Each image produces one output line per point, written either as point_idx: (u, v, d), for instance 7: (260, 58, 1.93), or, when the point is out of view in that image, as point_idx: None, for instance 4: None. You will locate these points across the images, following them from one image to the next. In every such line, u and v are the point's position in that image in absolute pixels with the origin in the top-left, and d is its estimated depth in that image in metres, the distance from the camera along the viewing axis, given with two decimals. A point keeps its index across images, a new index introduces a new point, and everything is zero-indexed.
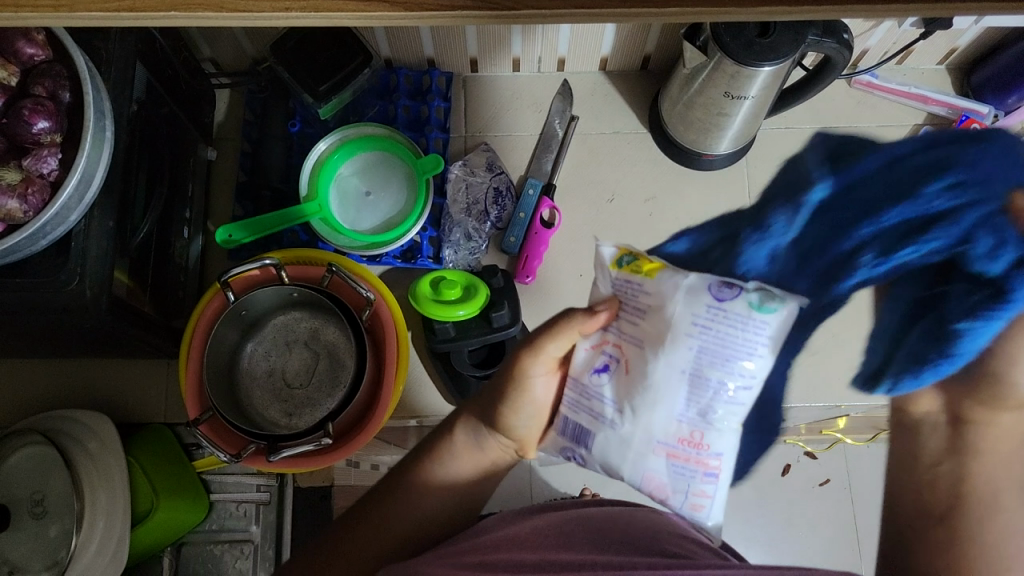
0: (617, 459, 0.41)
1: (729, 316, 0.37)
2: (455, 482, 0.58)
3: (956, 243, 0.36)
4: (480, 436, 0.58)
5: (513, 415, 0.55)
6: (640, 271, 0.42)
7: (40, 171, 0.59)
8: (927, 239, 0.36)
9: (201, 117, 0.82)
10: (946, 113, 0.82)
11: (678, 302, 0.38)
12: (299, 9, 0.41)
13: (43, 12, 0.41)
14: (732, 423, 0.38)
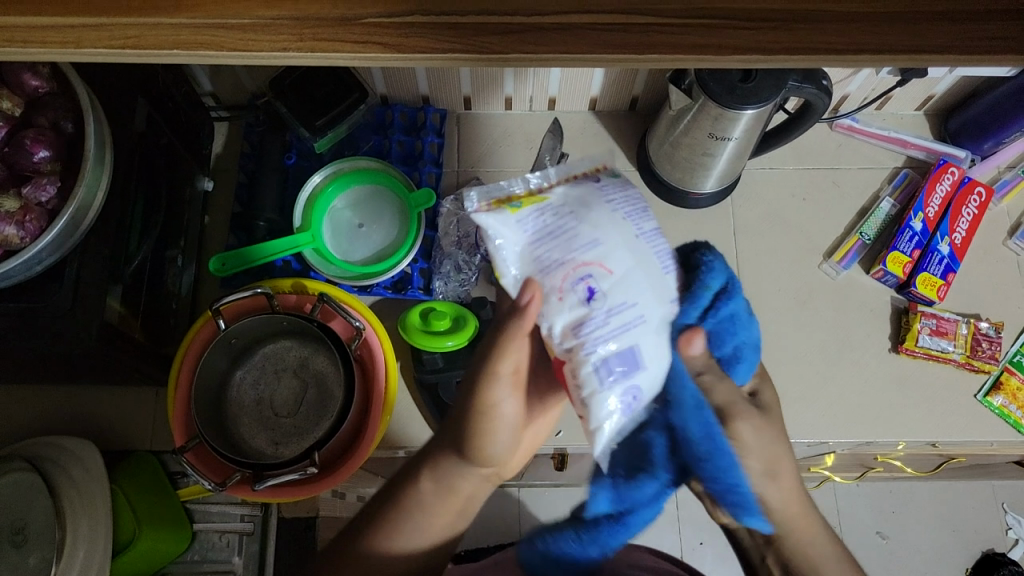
0: (648, 354, 0.44)
1: (569, 209, 0.47)
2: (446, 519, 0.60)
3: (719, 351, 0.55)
4: (447, 479, 0.59)
5: (485, 444, 0.56)
6: (530, 202, 0.49)
7: (39, 199, 0.60)
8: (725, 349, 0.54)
9: (199, 149, 0.84)
10: (925, 156, 0.86)
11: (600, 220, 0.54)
12: (297, 49, 0.44)
13: (50, 47, 0.44)
14: (639, 316, 0.44)
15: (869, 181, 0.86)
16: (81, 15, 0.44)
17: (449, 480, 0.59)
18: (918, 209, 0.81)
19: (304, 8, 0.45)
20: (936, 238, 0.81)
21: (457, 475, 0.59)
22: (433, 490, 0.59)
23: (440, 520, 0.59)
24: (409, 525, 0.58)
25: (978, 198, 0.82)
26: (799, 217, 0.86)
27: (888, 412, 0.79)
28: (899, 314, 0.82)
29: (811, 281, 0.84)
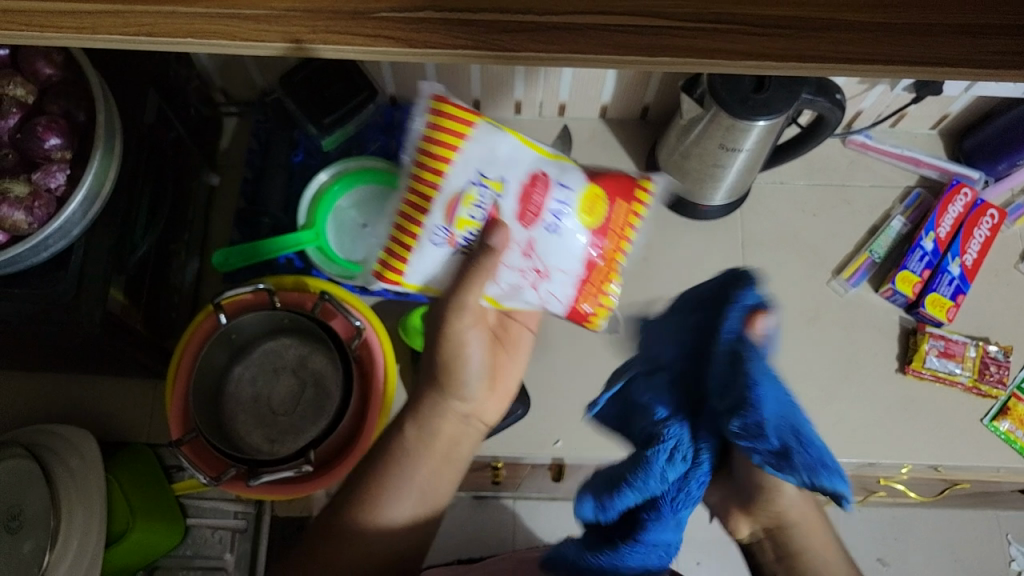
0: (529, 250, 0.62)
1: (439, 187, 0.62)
2: (439, 470, 0.66)
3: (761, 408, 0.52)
4: (427, 427, 0.65)
5: (461, 373, 0.63)
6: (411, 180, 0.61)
7: (48, 185, 0.60)
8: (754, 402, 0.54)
9: (208, 143, 0.83)
10: (938, 176, 0.84)
11: (432, 262, 0.62)
12: (308, 42, 0.44)
13: (66, 33, 0.44)
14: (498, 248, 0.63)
15: (880, 200, 0.85)
16: (98, 2, 0.44)
17: (427, 423, 0.65)
18: (929, 228, 0.80)
19: (317, 1, 0.45)
20: (946, 259, 0.80)
21: (438, 418, 0.65)
22: (416, 437, 0.65)
23: (438, 474, 0.66)
24: (395, 490, 0.63)
25: (990, 220, 0.81)
26: (807, 233, 0.85)
27: (893, 434, 0.78)
28: (907, 335, 0.81)
29: (818, 297, 0.83)
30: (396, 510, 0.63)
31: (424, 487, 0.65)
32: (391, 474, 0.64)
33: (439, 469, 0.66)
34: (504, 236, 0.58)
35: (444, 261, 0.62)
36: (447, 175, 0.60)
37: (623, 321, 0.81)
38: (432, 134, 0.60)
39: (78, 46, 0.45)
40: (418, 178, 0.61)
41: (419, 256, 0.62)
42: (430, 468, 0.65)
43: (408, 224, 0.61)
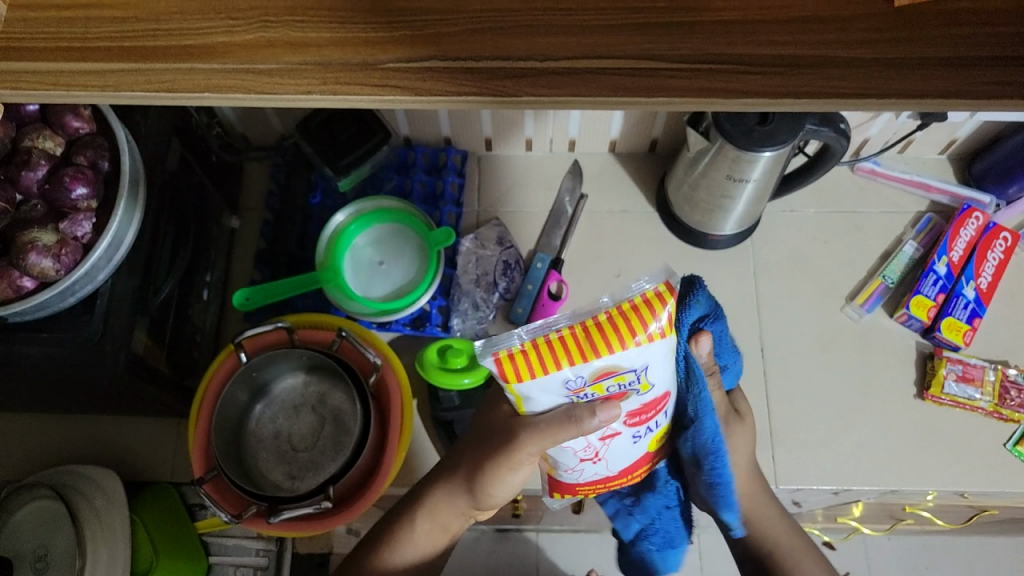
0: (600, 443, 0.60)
1: (563, 318, 0.52)
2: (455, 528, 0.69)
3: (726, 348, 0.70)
4: (437, 522, 0.67)
5: (494, 486, 0.62)
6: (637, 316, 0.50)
7: (75, 233, 0.62)
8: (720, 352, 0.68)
9: (229, 188, 0.86)
10: (949, 201, 0.84)
11: (543, 399, 0.53)
12: (320, 92, 0.46)
13: (92, 91, 0.47)
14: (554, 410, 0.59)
15: (891, 225, 0.85)
16: (122, 61, 0.47)
17: (441, 518, 0.67)
18: (942, 253, 0.80)
19: (328, 54, 0.47)
20: (960, 283, 0.80)
21: (451, 518, 0.67)
22: (425, 529, 0.67)
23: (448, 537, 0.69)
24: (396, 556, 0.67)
25: (1003, 243, 0.81)
26: (819, 260, 0.85)
27: (914, 461, 0.78)
28: (924, 359, 0.80)
29: (833, 323, 0.83)
30: (409, 550, 0.68)
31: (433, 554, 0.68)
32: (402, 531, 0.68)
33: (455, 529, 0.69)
34: (610, 417, 0.52)
35: (554, 406, 0.54)
36: (617, 351, 0.50)
37: None
38: (625, 307, 0.50)
39: (104, 103, 0.47)
40: (602, 322, 0.50)
41: (530, 385, 0.51)
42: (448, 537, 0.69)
43: (557, 342, 0.50)
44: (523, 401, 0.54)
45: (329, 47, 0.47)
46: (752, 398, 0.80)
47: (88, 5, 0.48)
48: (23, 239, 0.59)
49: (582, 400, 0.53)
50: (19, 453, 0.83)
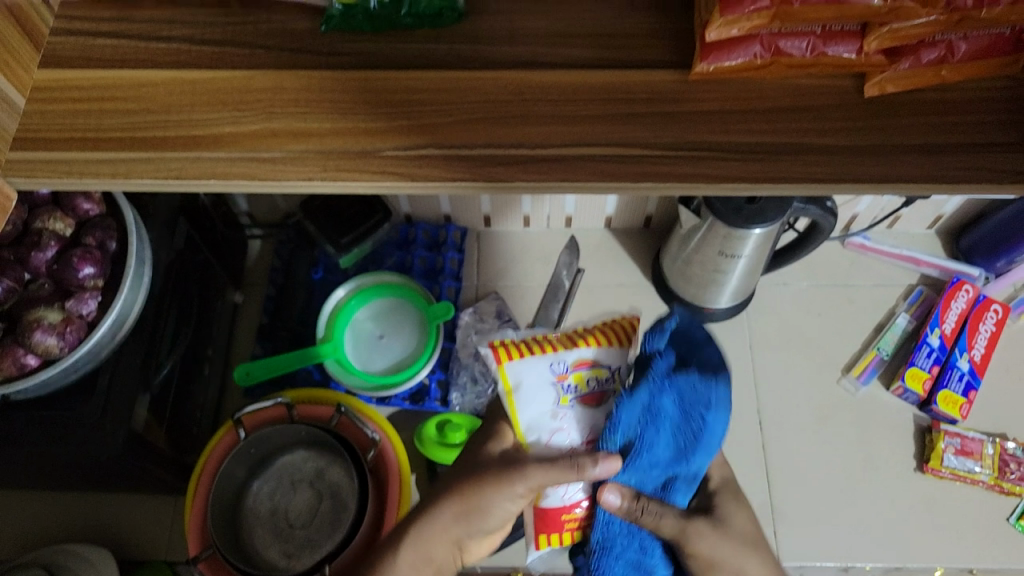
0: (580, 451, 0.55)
1: None
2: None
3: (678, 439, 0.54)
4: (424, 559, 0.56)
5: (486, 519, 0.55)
6: (623, 325, 0.58)
7: (80, 311, 0.63)
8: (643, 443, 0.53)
9: (233, 265, 0.88)
10: (939, 274, 0.85)
11: (533, 393, 0.54)
12: (321, 179, 0.48)
13: (103, 178, 0.49)
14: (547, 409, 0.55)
15: (884, 298, 0.86)
16: (134, 150, 0.49)
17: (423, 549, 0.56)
18: (934, 324, 0.81)
19: (329, 142, 0.49)
20: (955, 355, 0.80)
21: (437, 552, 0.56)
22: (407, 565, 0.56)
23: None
24: None
25: (995, 315, 0.82)
26: (814, 332, 0.86)
27: (917, 536, 0.77)
28: (923, 432, 0.80)
29: (830, 396, 0.83)
30: None
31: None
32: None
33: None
34: (610, 471, 0.51)
35: (545, 416, 0.54)
36: (596, 348, 0.56)
37: None
38: (603, 329, 0.58)
39: (114, 189, 0.50)
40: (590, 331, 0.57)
41: (522, 368, 0.55)
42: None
43: (546, 342, 0.56)
44: (512, 397, 0.55)
45: (330, 136, 0.49)
46: (751, 471, 0.80)
47: (103, 98, 0.51)
48: (30, 317, 0.61)
49: (568, 396, 0.55)
50: (15, 530, 0.83)
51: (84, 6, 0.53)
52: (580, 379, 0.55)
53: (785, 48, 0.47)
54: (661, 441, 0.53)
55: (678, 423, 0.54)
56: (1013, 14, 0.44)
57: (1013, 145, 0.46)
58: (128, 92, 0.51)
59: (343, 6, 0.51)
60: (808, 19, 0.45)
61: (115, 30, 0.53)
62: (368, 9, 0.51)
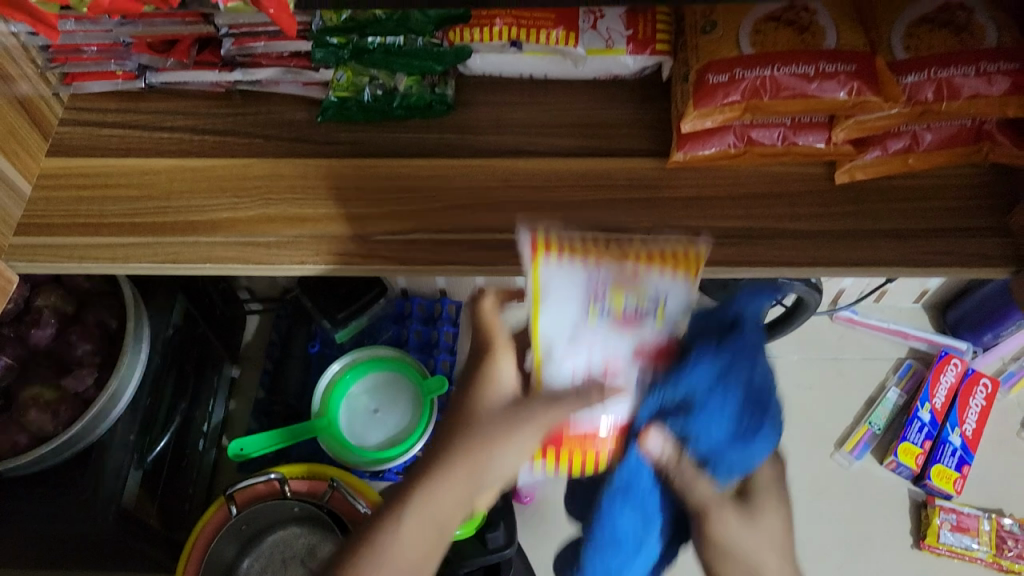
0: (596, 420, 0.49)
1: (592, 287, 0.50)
2: (422, 559, 0.44)
3: (746, 400, 0.47)
4: None
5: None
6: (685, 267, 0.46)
7: (76, 388, 0.65)
8: (712, 388, 0.47)
9: (231, 339, 0.89)
10: (927, 347, 0.86)
11: (563, 312, 0.47)
12: (313, 262, 0.51)
13: (103, 261, 0.51)
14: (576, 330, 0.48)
15: (874, 371, 0.87)
16: (133, 235, 0.52)
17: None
18: (925, 399, 0.82)
19: (322, 227, 0.51)
20: (946, 429, 0.81)
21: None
22: None
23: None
24: None
25: (984, 390, 0.83)
26: (807, 406, 0.86)
27: None
28: (918, 508, 0.80)
29: (825, 471, 0.83)
30: None
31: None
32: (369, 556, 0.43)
33: (430, 549, 0.44)
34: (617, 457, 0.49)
35: (568, 327, 0.47)
36: (654, 275, 0.46)
37: None
38: (661, 252, 0.47)
39: (114, 272, 0.52)
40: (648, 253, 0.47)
41: (560, 273, 0.46)
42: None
43: (593, 241, 0.47)
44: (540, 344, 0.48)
45: (323, 221, 0.52)
46: None
47: (107, 185, 0.53)
48: (27, 394, 0.64)
49: (604, 319, 0.47)
50: None
51: (93, 99, 0.56)
52: (615, 302, 0.46)
53: (758, 138, 0.49)
54: (723, 402, 0.47)
55: (745, 412, 0.47)
56: (971, 107, 0.46)
57: (977, 229, 0.49)
58: (131, 180, 0.53)
59: (337, 99, 0.53)
60: (777, 113, 0.48)
61: (122, 121, 0.56)
62: (360, 102, 0.53)
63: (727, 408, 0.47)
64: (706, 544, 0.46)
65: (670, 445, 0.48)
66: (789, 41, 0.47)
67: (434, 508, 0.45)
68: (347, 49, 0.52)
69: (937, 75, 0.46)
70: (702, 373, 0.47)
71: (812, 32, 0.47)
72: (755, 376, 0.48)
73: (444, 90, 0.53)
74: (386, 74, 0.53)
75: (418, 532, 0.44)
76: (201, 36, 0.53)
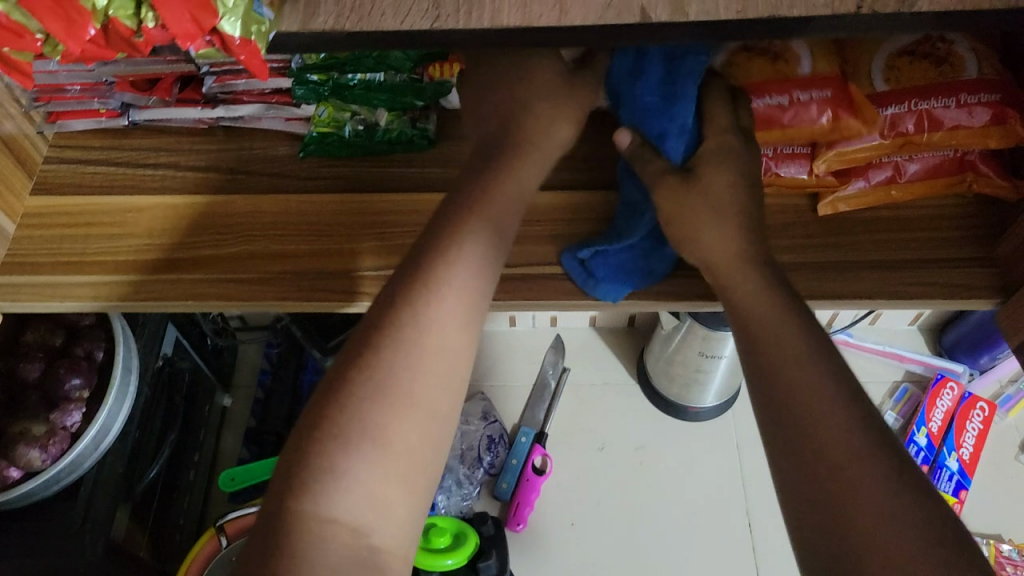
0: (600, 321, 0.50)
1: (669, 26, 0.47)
2: (456, 343, 0.40)
3: (664, 86, 0.45)
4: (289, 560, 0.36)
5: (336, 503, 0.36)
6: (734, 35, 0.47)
7: (64, 423, 0.64)
8: (636, 88, 0.45)
9: (222, 367, 0.89)
10: (923, 370, 0.86)
11: None
12: (294, 298, 0.50)
13: (84, 300, 0.51)
14: None
15: (869, 394, 0.86)
16: (113, 274, 0.52)
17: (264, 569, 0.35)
18: (921, 423, 0.81)
19: (303, 263, 0.51)
20: (943, 454, 0.80)
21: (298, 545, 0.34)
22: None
23: (437, 361, 0.39)
24: None
25: (981, 413, 0.82)
26: None
27: None
28: None
29: None
30: None
31: (405, 518, 0.37)
32: (356, 413, 0.37)
33: (439, 380, 0.39)
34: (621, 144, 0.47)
35: None
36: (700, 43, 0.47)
37: (625, 530, 0.79)
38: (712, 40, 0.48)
39: (95, 310, 0.52)
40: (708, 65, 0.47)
41: None
42: (423, 424, 0.38)
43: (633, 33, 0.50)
44: None
45: (304, 257, 0.52)
46: None
47: (90, 223, 0.53)
48: (16, 430, 0.63)
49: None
50: None
51: (78, 137, 0.57)
52: None
53: None
54: (654, 101, 0.45)
55: (671, 96, 0.45)
56: (952, 139, 0.46)
57: (963, 259, 0.48)
58: (115, 219, 0.53)
59: (319, 134, 0.54)
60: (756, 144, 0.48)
61: (107, 158, 0.56)
62: (342, 138, 0.54)
63: (650, 74, 0.45)
64: (790, 433, 0.38)
65: (638, 137, 0.47)
66: (763, 72, 0.47)
67: (429, 331, 0.39)
68: (327, 86, 0.52)
69: (917, 107, 0.46)
70: (655, 58, 0.45)
71: (786, 59, 0.47)
72: (680, 121, 0.45)
73: (425, 125, 0.54)
74: (367, 109, 0.54)
75: (419, 379, 0.38)
76: (183, 74, 0.54)
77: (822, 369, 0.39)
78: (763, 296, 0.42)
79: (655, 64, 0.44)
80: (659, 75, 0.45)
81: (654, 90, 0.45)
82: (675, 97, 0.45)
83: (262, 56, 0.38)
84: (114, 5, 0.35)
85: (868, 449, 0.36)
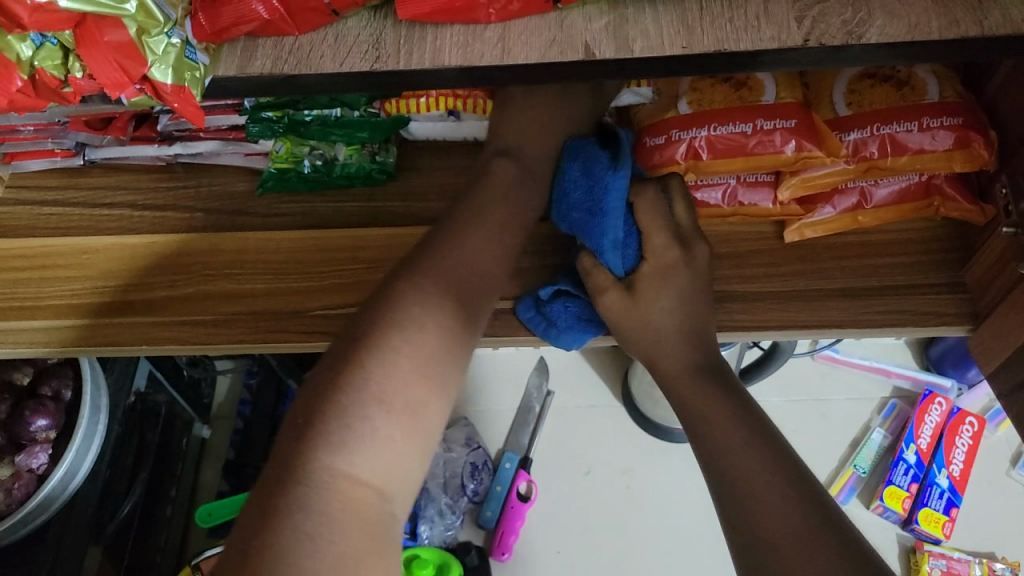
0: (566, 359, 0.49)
1: None
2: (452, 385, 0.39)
3: (591, 207, 0.45)
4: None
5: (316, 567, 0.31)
6: None
7: (30, 465, 0.63)
8: (570, 205, 0.46)
9: (200, 399, 0.87)
10: (910, 385, 0.84)
11: None
12: (251, 340, 0.50)
13: (36, 346, 0.50)
14: None
15: (857, 412, 0.84)
16: (64, 318, 0.51)
17: None
18: (909, 440, 0.79)
19: (260, 303, 0.51)
20: (933, 471, 0.79)
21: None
22: None
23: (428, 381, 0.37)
24: None
25: (971, 427, 0.80)
26: None
27: None
28: (907, 552, 0.78)
29: None
30: None
31: None
32: (342, 416, 0.35)
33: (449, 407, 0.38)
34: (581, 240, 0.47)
35: None
36: None
37: (611, 557, 0.78)
38: None
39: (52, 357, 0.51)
40: None
41: None
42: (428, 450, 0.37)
43: None
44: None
45: (261, 296, 0.51)
46: None
47: (42, 266, 0.52)
48: None
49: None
50: None
51: (34, 176, 0.56)
52: None
53: (703, 199, 0.49)
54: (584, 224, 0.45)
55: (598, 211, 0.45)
56: (918, 163, 0.45)
57: (934, 286, 0.47)
58: (67, 261, 0.52)
59: (277, 170, 0.53)
60: (718, 172, 0.47)
61: (62, 198, 0.55)
62: (301, 173, 0.52)
63: (581, 185, 0.45)
64: (743, 491, 0.37)
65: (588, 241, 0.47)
66: (725, 99, 0.46)
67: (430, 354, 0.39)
68: (282, 122, 0.52)
69: (881, 132, 0.45)
70: (577, 170, 0.45)
71: (749, 87, 0.46)
72: (614, 235, 0.45)
73: (385, 158, 0.52)
74: (326, 144, 0.53)
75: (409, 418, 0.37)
76: (137, 112, 0.53)
77: (764, 452, 0.38)
78: (701, 390, 0.42)
79: (581, 182, 0.45)
80: (588, 196, 0.45)
81: (583, 209, 0.45)
82: (601, 213, 0.44)
83: (196, 102, 0.36)
84: (39, 56, 0.34)
85: (812, 528, 0.35)
